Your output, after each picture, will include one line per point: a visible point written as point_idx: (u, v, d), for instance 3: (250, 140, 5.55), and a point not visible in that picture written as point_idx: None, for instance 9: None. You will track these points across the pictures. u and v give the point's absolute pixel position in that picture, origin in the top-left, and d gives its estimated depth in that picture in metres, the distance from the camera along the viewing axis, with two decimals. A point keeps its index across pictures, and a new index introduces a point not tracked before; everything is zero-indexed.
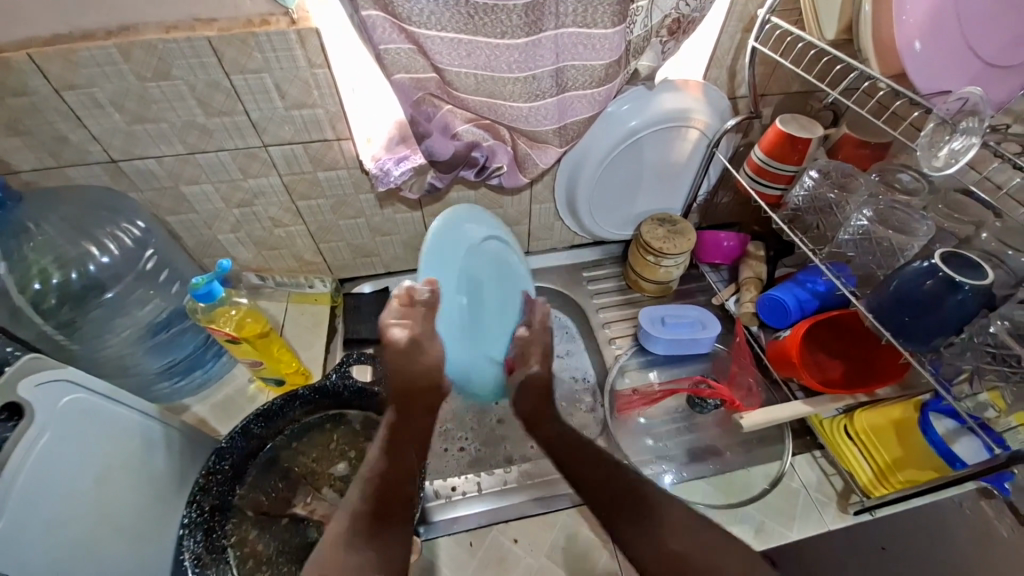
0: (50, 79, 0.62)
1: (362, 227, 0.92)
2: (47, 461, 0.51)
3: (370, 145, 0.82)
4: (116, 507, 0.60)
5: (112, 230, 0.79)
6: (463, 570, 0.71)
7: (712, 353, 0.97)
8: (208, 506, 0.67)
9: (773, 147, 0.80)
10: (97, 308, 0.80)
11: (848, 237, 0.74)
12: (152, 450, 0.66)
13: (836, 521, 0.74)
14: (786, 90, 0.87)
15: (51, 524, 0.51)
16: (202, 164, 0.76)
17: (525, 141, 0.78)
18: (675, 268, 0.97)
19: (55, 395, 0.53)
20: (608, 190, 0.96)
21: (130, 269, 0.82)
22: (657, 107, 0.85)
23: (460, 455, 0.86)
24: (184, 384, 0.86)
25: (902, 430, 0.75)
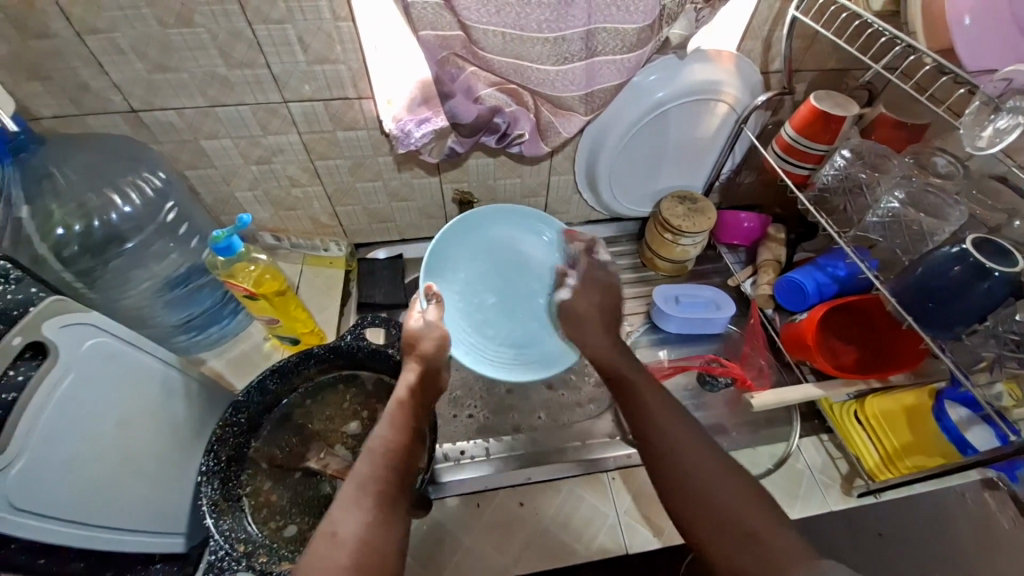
0: (75, 23, 0.61)
1: (379, 190, 0.92)
2: (70, 401, 0.53)
3: (390, 107, 0.79)
4: (135, 451, 0.61)
5: (134, 178, 0.78)
6: (469, 528, 0.73)
7: (725, 334, 0.96)
8: (225, 456, 0.69)
9: (804, 125, 0.78)
10: (116, 259, 0.80)
11: (875, 220, 0.72)
12: (171, 399, 0.68)
13: (838, 503, 0.75)
14: (821, 66, 0.83)
15: (71, 460, 0.53)
16: (222, 118, 0.75)
17: (549, 108, 0.76)
18: (693, 248, 0.96)
19: (80, 337, 0.54)
20: (630, 164, 0.94)
21: (151, 219, 0.82)
22: (687, 78, 0.82)
23: (469, 421, 0.86)
24: (202, 338, 0.88)
25: (911, 416, 0.76)
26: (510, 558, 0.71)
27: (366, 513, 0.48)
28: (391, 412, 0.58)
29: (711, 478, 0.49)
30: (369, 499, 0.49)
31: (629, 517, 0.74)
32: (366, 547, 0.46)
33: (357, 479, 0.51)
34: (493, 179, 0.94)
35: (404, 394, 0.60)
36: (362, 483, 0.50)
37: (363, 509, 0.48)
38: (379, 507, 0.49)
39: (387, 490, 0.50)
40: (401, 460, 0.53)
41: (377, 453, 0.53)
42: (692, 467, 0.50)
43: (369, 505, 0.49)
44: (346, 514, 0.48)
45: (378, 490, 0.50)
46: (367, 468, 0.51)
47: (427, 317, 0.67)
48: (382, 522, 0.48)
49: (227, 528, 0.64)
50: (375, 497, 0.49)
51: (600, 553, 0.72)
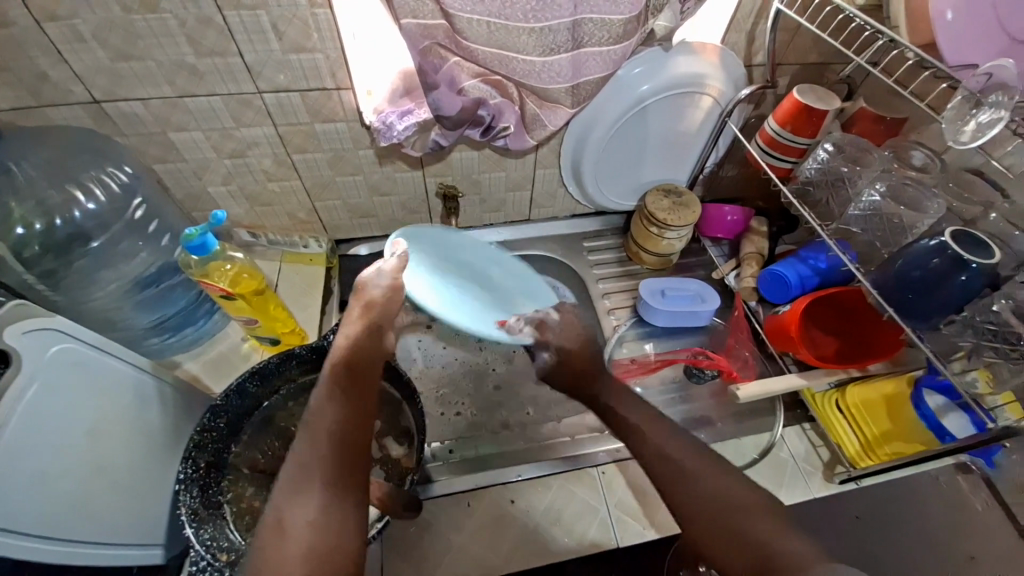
0: (28, 7, 0.57)
1: (360, 184, 0.89)
2: (37, 412, 0.50)
3: (370, 98, 0.77)
4: (110, 462, 0.59)
5: (97, 174, 0.74)
6: (460, 527, 0.73)
7: (710, 327, 0.97)
8: (203, 463, 0.66)
9: (788, 119, 0.78)
10: (81, 259, 0.76)
11: (857, 212, 0.74)
12: (145, 405, 0.65)
13: (820, 490, 0.78)
14: (803, 60, 0.84)
15: (42, 474, 0.50)
16: (192, 110, 0.71)
17: (534, 100, 0.75)
18: (678, 241, 0.96)
19: (44, 344, 0.51)
20: (615, 158, 0.94)
21: (118, 217, 0.77)
22: (671, 71, 0.82)
23: (456, 419, 0.85)
24: (175, 341, 0.84)
25: (890, 405, 0.78)
26: (501, 556, 0.70)
27: (313, 501, 0.46)
28: (328, 388, 0.55)
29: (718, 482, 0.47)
30: (315, 485, 0.47)
31: (620, 510, 0.75)
32: (320, 535, 0.44)
33: (297, 463, 0.48)
34: (477, 173, 0.92)
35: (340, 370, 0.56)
36: (302, 466, 0.48)
37: (311, 494, 0.46)
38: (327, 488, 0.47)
39: (334, 468, 0.48)
40: (345, 437, 0.51)
41: (317, 434, 0.50)
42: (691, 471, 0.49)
43: (317, 489, 0.47)
44: (292, 499, 0.46)
45: (321, 469, 0.48)
46: (306, 451, 0.49)
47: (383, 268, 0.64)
48: (329, 503, 0.46)
49: (208, 538, 0.62)
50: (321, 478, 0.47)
51: (592, 548, 0.71)
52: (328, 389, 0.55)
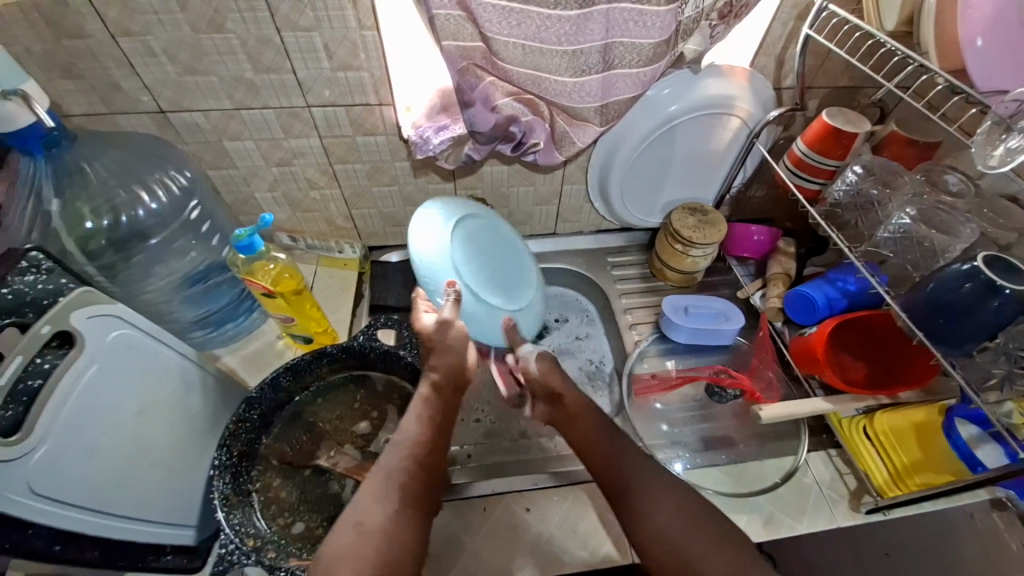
0: (108, 25, 0.64)
1: (395, 195, 0.93)
2: (92, 390, 0.54)
3: (409, 113, 0.81)
4: (153, 443, 0.63)
5: (162, 177, 0.79)
6: (475, 532, 0.73)
7: (734, 346, 0.96)
8: (237, 451, 0.70)
9: (816, 140, 0.79)
10: (139, 254, 0.81)
11: (887, 235, 0.73)
12: (189, 392, 0.69)
13: (847, 520, 0.74)
14: (834, 84, 0.85)
15: (92, 449, 0.54)
16: (247, 121, 0.77)
17: (564, 118, 0.78)
18: (703, 259, 0.97)
19: (105, 328, 0.56)
20: (642, 175, 0.96)
21: (176, 217, 0.83)
22: (700, 93, 0.84)
23: (475, 426, 0.88)
24: (217, 335, 0.89)
25: (920, 433, 0.75)
26: (514, 563, 0.71)
27: (390, 507, 0.59)
28: (417, 410, 0.68)
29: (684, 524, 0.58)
30: (393, 495, 0.60)
31: None
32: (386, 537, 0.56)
33: (385, 470, 0.62)
34: (506, 187, 0.95)
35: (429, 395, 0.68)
36: (387, 477, 0.61)
37: (388, 503, 0.59)
38: (402, 501, 0.60)
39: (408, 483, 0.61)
40: (427, 461, 0.64)
41: (403, 451, 0.64)
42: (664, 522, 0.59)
43: (392, 501, 0.59)
44: (372, 507, 0.59)
45: (404, 483, 0.61)
46: (391, 464, 0.63)
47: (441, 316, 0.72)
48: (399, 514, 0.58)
49: (238, 523, 0.65)
50: (398, 490, 0.60)
51: (606, 561, 0.71)
52: (417, 412, 0.67)
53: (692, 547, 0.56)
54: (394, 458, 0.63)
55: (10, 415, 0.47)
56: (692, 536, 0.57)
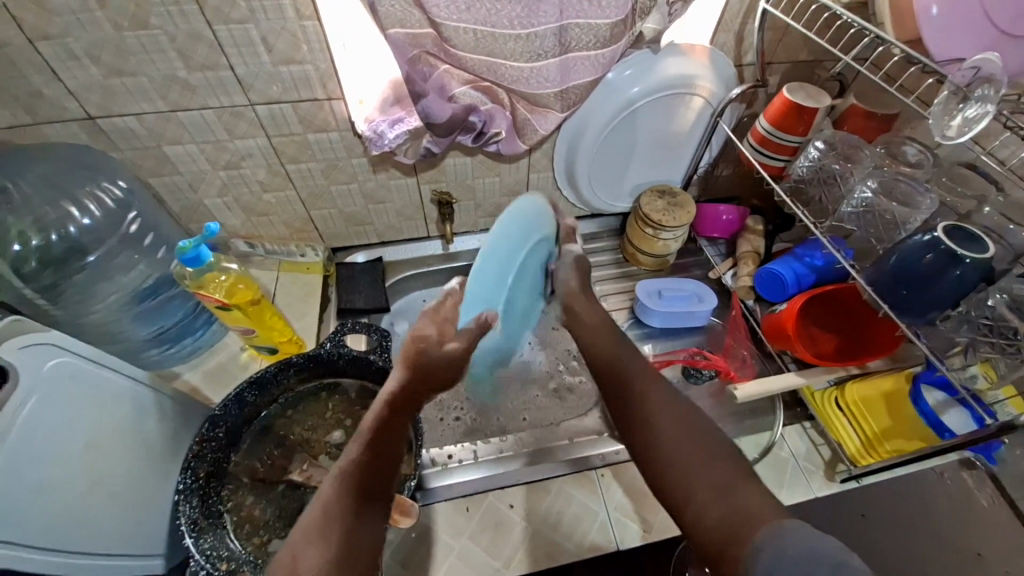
0: (22, 28, 0.58)
1: (355, 193, 0.89)
2: (36, 425, 0.50)
3: (362, 107, 0.78)
4: (110, 475, 0.59)
5: (92, 189, 0.76)
6: (461, 533, 0.72)
7: (708, 327, 0.97)
8: (203, 473, 0.67)
9: (780, 117, 0.78)
10: (80, 273, 0.77)
11: (851, 210, 0.74)
12: (144, 417, 0.65)
13: (822, 489, 0.76)
14: (793, 58, 0.84)
15: (42, 486, 0.51)
16: (186, 123, 0.72)
17: (524, 105, 0.75)
18: (674, 241, 0.96)
19: (41, 358, 0.52)
20: (609, 160, 0.94)
21: (113, 231, 0.79)
22: (662, 73, 0.82)
23: (456, 424, 0.87)
24: (174, 351, 0.84)
25: (889, 401, 0.78)
26: (501, 561, 0.70)
27: (328, 548, 0.44)
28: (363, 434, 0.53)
29: (685, 433, 0.49)
30: (334, 533, 0.45)
31: (619, 513, 0.74)
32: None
33: (322, 501, 0.47)
34: (471, 179, 0.92)
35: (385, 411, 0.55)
36: (326, 508, 0.47)
37: (325, 543, 0.44)
38: (328, 535, 0.45)
39: (352, 518, 0.46)
40: (369, 484, 0.49)
41: (345, 477, 0.49)
42: (662, 431, 0.49)
43: (334, 538, 0.45)
44: (308, 545, 0.44)
45: (346, 520, 0.46)
46: (335, 492, 0.48)
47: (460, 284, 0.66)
48: (344, 553, 0.44)
49: (209, 547, 0.62)
50: (340, 528, 0.46)
51: (593, 550, 0.71)
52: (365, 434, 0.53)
53: (695, 466, 0.46)
54: (330, 487, 0.48)
55: None
56: (694, 454, 0.47)
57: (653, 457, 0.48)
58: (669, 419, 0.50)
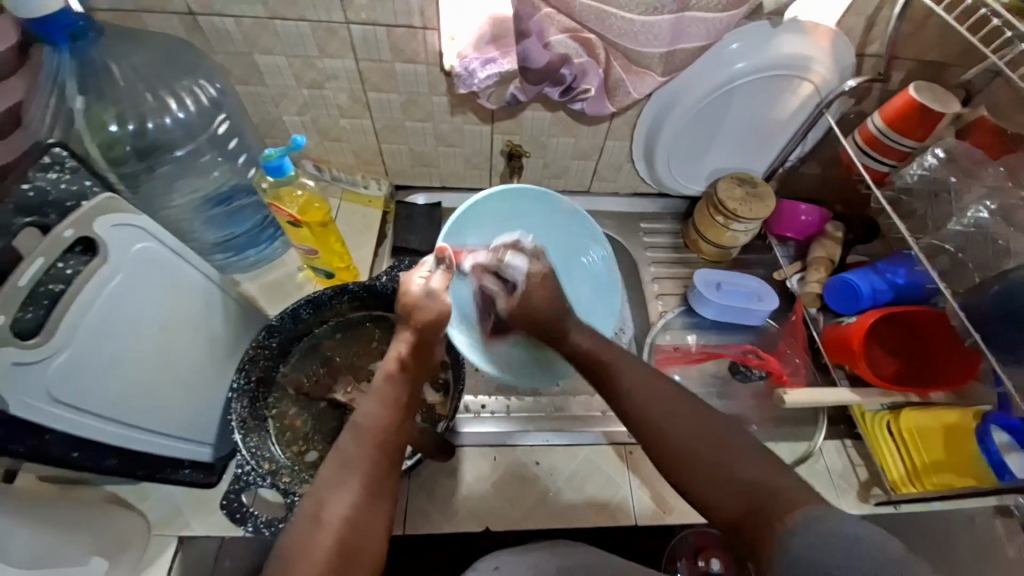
0: None
1: (428, 132, 0.88)
2: (116, 303, 0.53)
3: (453, 43, 0.73)
4: (179, 361, 0.62)
5: (190, 85, 0.74)
6: (485, 480, 0.74)
7: (762, 329, 0.93)
8: (254, 376, 0.70)
9: (896, 118, 0.72)
10: (165, 165, 0.77)
11: (958, 228, 0.69)
12: (212, 312, 0.67)
13: (854, 508, 0.74)
14: (923, 57, 0.76)
15: (115, 362, 0.54)
16: (280, 33, 0.72)
17: (621, 63, 0.72)
18: (743, 234, 0.92)
19: (128, 240, 0.54)
20: (696, 137, 0.89)
21: (204, 129, 0.77)
22: (773, 50, 0.77)
23: (489, 375, 0.84)
24: (237, 260, 0.87)
25: (947, 435, 0.74)
26: (520, 512, 0.72)
27: (351, 497, 0.46)
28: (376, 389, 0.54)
29: (675, 404, 0.52)
30: (352, 487, 0.47)
31: (642, 491, 0.74)
32: (353, 529, 0.45)
33: (339, 462, 0.48)
34: (546, 136, 0.90)
35: (393, 368, 0.56)
36: (344, 466, 0.48)
37: (349, 497, 0.46)
38: (365, 495, 0.47)
39: (371, 473, 0.48)
40: (389, 442, 0.51)
41: (364, 435, 0.50)
42: (653, 402, 0.53)
43: (352, 492, 0.47)
44: (334, 493, 0.46)
45: (365, 471, 0.48)
46: (353, 450, 0.49)
47: (430, 284, 0.63)
48: (365, 509, 0.46)
49: (253, 446, 0.66)
50: (360, 480, 0.47)
51: (610, 521, 0.72)
52: (378, 393, 0.54)
53: (691, 444, 0.49)
54: (346, 452, 0.49)
55: (31, 317, 0.48)
56: (687, 422, 0.50)
57: (647, 425, 0.52)
58: (661, 397, 0.53)
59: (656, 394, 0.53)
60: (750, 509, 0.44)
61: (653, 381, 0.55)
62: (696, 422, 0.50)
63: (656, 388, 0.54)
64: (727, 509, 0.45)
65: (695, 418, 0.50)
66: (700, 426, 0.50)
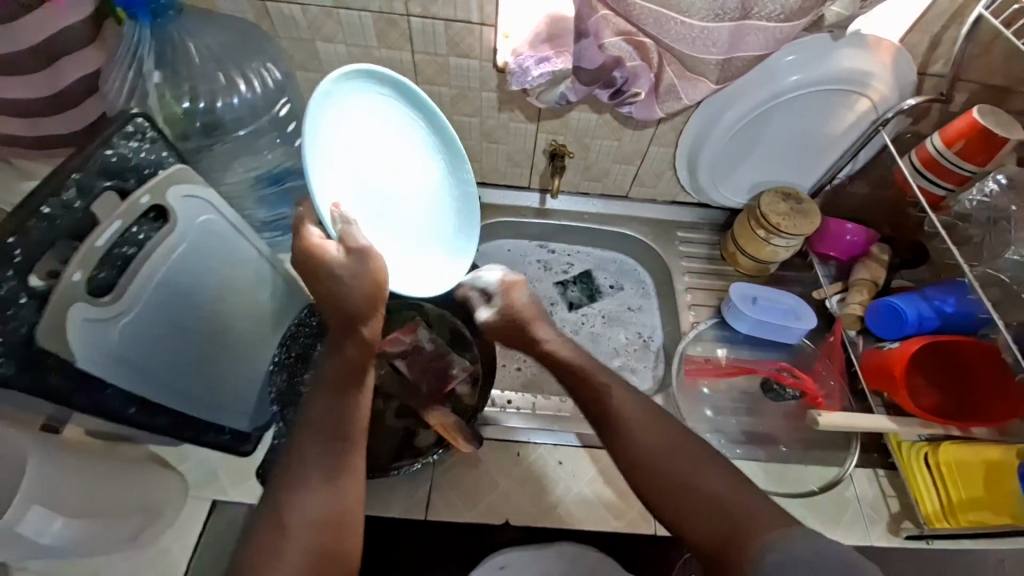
0: None
1: (474, 127, 0.89)
2: (180, 270, 0.57)
3: (508, 41, 0.75)
4: (229, 330, 0.65)
5: (258, 67, 0.77)
6: (508, 473, 0.75)
7: (797, 348, 0.91)
8: (294, 353, 0.72)
9: (958, 140, 0.70)
10: (223, 143, 0.80)
11: (1016, 259, 0.67)
12: (263, 290, 0.69)
13: (882, 539, 0.71)
14: (989, 80, 0.74)
15: (174, 326, 0.58)
16: (344, 22, 0.74)
17: (674, 69, 0.72)
18: (784, 250, 0.90)
19: (195, 211, 0.57)
20: (743, 149, 0.88)
21: (266, 111, 0.80)
22: (832, 64, 0.75)
23: (516, 373, 0.89)
24: (282, 240, 0.89)
25: (989, 471, 0.72)
26: (539, 508, 0.72)
27: (313, 494, 0.51)
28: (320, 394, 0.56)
29: (658, 431, 0.56)
30: (309, 485, 0.51)
31: None
32: (320, 525, 0.50)
33: (295, 465, 0.52)
34: (590, 138, 0.90)
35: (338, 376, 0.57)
36: (297, 471, 0.52)
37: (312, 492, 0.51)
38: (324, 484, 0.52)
39: (324, 469, 0.52)
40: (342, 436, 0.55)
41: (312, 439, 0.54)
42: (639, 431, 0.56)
43: (313, 488, 0.51)
44: (293, 498, 0.51)
45: (319, 469, 0.52)
46: (307, 453, 0.53)
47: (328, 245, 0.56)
48: (329, 496, 0.51)
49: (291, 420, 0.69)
50: (313, 476, 0.52)
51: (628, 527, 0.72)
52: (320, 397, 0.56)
53: (680, 469, 0.53)
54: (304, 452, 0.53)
55: (105, 276, 0.52)
56: (671, 455, 0.54)
57: (632, 450, 0.56)
58: (649, 426, 0.57)
59: (638, 423, 0.57)
60: (733, 541, 0.47)
61: (635, 406, 0.59)
62: (681, 454, 0.54)
63: (640, 415, 0.58)
64: (708, 537, 0.49)
65: (674, 449, 0.55)
66: (690, 461, 0.54)
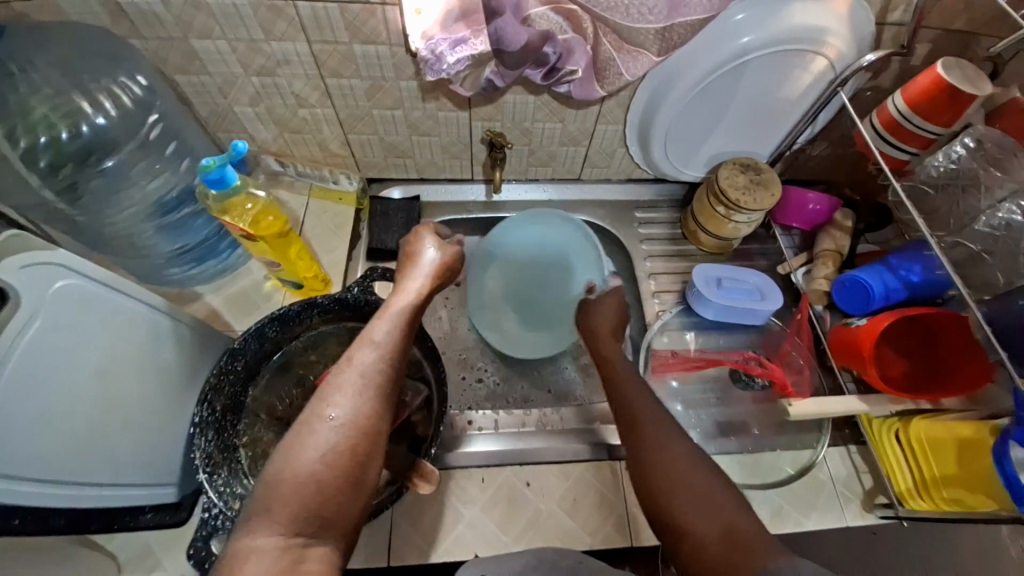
0: None
1: (399, 120, 0.79)
2: (41, 355, 0.46)
3: (419, 18, 0.62)
4: (124, 402, 0.56)
5: (109, 83, 0.68)
6: (473, 502, 0.70)
7: (765, 326, 0.88)
8: (219, 406, 0.64)
9: (922, 100, 0.64)
10: (97, 177, 0.71)
11: (984, 229, 0.63)
12: (160, 344, 0.61)
13: (858, 518, 0.71)
14: (951, 27, 0.67)
15: (46, 419, 0.48)
16: (216, 13, 0.62)
17: (611, 40, 0.63)
18: (746, 225, 0.85)
19: (46, 280, 0.46)
20: (694, 121, 0.80)
21: (131, 134, 0.72)
22: (783, 21, 0.67)
23: (478, 386, 0.85)
24: (197, 271, 0.79)
25: (963, 449, 0.67)
26: (509, 535, 0.68)
27: (348, 430, 0.47)
28: (377, 337, 0.54)
29: (670, 444, 0.54)
30: (350, 423, 0.47)
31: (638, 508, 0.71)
32: (331, 479, 0.45)
33: (337, 396, 0.49)
34: (531, 121, 0.81)
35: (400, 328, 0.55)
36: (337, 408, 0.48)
37: (346, 431, 0.47)
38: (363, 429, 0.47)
39: (369, 416, 0.48)
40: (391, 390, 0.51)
41: (365, 382, 0.50)
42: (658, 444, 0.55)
43: (349, 427, 0.47)
44: (322, 434, 0.46)
45: (362, 415, 0.48)
46: (357, 389, 0.49)
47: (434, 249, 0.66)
48: (359, 444, 0.46)
49: (222, 484, 0.61)
50: (356, 418, 0.48)
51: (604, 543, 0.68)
52: (385, 340, 0.54)
53: (693, 483, 0.51)
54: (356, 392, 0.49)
55: None
56: (686, 474, 0.52)
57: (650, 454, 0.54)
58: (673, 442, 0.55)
59: (658, 441, 0.55)
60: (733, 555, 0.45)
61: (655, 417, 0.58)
62: (694, 475, 0.51)
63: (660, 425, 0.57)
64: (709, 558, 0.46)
65: (693, 459, 0.53)
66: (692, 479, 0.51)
